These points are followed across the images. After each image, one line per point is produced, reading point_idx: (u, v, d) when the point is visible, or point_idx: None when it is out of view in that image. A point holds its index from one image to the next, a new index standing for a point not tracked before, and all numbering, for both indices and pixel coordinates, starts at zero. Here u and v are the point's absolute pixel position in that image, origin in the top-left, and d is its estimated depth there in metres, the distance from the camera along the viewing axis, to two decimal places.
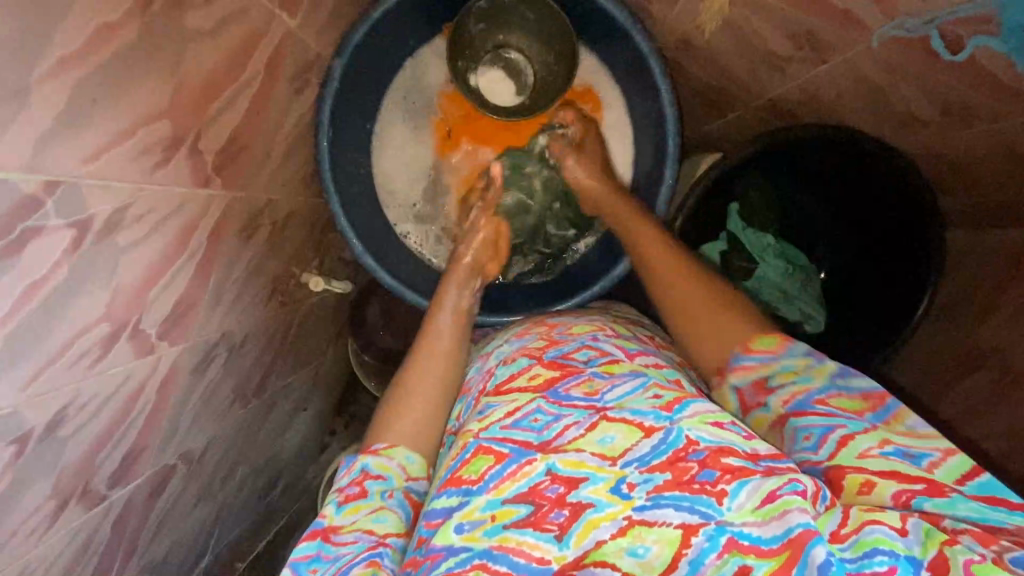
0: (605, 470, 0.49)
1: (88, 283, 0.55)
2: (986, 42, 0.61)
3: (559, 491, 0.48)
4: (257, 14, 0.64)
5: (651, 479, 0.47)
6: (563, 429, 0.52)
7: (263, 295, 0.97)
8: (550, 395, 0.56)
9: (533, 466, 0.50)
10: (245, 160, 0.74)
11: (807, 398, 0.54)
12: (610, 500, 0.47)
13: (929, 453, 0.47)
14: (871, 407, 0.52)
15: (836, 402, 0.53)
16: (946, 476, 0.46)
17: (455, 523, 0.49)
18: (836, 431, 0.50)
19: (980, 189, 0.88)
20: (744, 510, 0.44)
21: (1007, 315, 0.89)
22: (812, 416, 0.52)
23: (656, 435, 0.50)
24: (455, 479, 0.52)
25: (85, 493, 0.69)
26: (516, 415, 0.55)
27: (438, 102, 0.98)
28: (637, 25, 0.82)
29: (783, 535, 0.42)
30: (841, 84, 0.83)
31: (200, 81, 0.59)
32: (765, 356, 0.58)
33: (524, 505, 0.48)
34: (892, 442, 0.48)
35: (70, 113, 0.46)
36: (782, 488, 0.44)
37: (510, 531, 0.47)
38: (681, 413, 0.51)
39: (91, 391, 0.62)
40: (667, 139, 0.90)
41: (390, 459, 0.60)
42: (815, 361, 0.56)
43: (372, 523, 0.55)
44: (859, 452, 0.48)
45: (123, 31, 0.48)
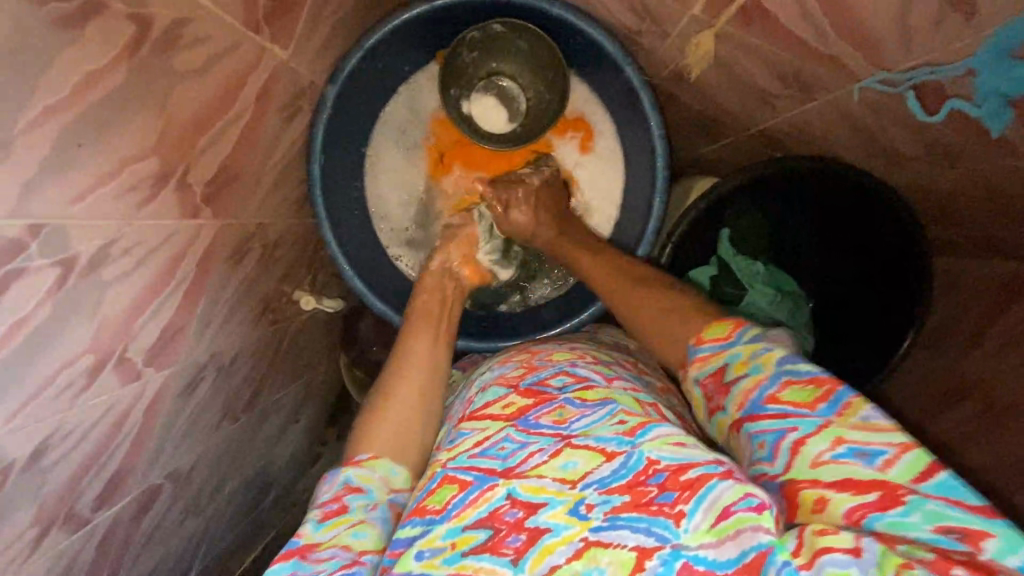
0: (565, 493, 0.48)
1: (71, 318, 0.55)
2: (961, 106, 0.64)
3: (518, 515, 0.48)
4: (249, 49, 0.65)
5: (609, 501, 0.47)
6: (526, 456, 0.52)
7: (254, 315, 0.98)
8: (520, 423, 0.55)
9: (494, 491, 0.49)
10: (236, 188, 0.75)
11: (759, 399, 0.50)
12: (567, 523, 0.46)
13: (883, 450, 0.44)
14: (823, 398, 0.47)
15: (787, 397, 0.49)
16: (901, 475, 0.42)
17: (416, 551, 0.49)
18: (787, 437, 0.47)
19: (968, 225, 0.88)
20: (700, 532, 0.44)
21: (998, 346, 0.89)
22: (764, 422, 0.49)
23: (617, 459, 0.49)
24: (420, 509, 0.52)
25: (68, 518, 0.70)
26: (484, 443, 0.54)
27: (431, 127, 0.99)
28: (628, 59, 0.83)
29: (738, 558, 0.42)
30: (829, 121, 0.83)
31: (190, 117, 0.60)
32: (715, 344, 0.58)
33: (483, 530, 0.47)
34: (844, 441, 0.45)
35: (55, 158, 0.46)
36: (736, 504, 0.44)
37: (466, 558, 0.46)
38: (644, 436, 0.51)
39: (76, 419, 0.62)
40: (658, 169, 0.90)
41: (371, 471, 0.60)
42: (762, 349, 0.53)
43: (350, 539, 0.54)
44: (810, 459, 0.45)
45: (110, 75, 0.48)
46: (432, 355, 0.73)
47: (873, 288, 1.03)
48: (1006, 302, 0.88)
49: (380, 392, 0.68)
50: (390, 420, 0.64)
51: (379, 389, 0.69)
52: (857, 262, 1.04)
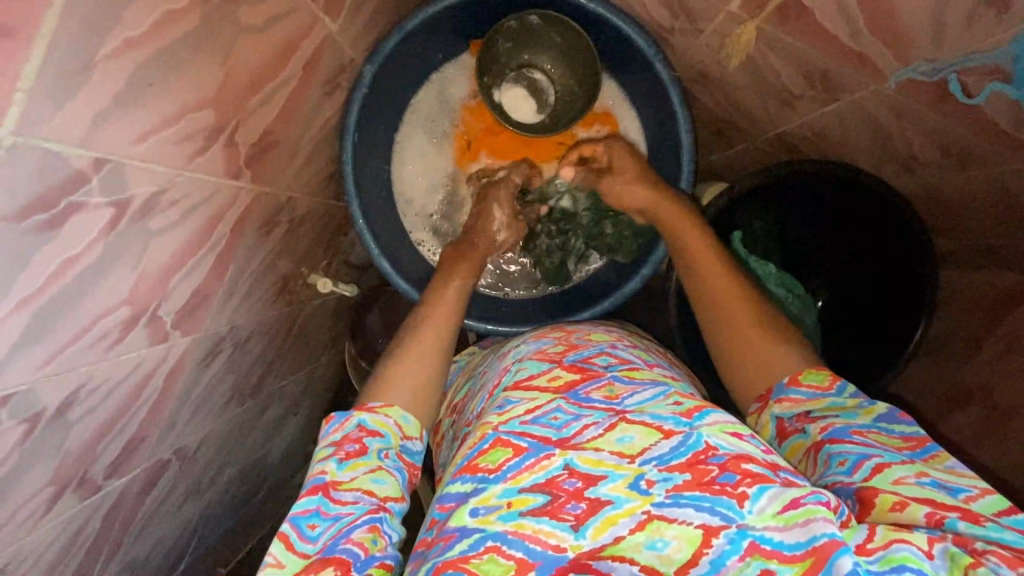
0: (623, 467, 0.48)
1: (118, 264, 0.55)
2: (1001, 88, 0.64)
3: (577, 485, 0.47)
4: (305, 15, 0.66)
5: (670, 478, 0.46)
6: (581, 428, 0.52)
7: (272, 293, 0.97)
8: (570, 396, 0.55)
9: (551, 460, 0.49)
10: (274, 155, 0.75)
11: (846, 427, 0.53)
12: (628, 496, 0.46)
13: (966, 488, 0.46)
14: (911, 447, 0.51)
15: (876, 437, 0.52)
16: (982, 508, 0.44)
17: (470, 507, 0.47)
18: (872, 458, 0.49)
19: (972, 233, 0.93)
20: (767, 514, 0.44)
21: (998, 349, 0.93)
22: (848, 444, 0.51)
23: (676, 437, 0.49)
24: (471, 466, 0.50)
25: (82, 482, 0.67)
26: (535, 412, 0.53)
27: (460, 115, 1.00)
28: (659, 55, 0.86)
29: (807, 543, 0.42)
30: (848, 125, 0.87)
31: (246, 75, 0.60)
32: (813, 390, 0.58)
33: (541, 495, 0.47)
34: (928, 474, 0.47)
35: (128, 92, 0.46)
36: (805, 497, 0.44)
37: (524, 518, 0.46)
38: (702, 420, 0.51)
39: (105, 373, 0.61)
40: (682, 166, 0.93)
41: (387, 417, 0.59)
42: (865, 401, 0.56)
43: (372, 484, 0.53)
44: (893, 479, 0.47)
45: (185, 18, 0.49)
46: (446, 319, 0.73)
47: (892, 290, 1.04)
48: (1007, 304, 0.91)
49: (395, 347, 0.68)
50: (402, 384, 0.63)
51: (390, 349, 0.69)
52: (875, 262, 1.06)
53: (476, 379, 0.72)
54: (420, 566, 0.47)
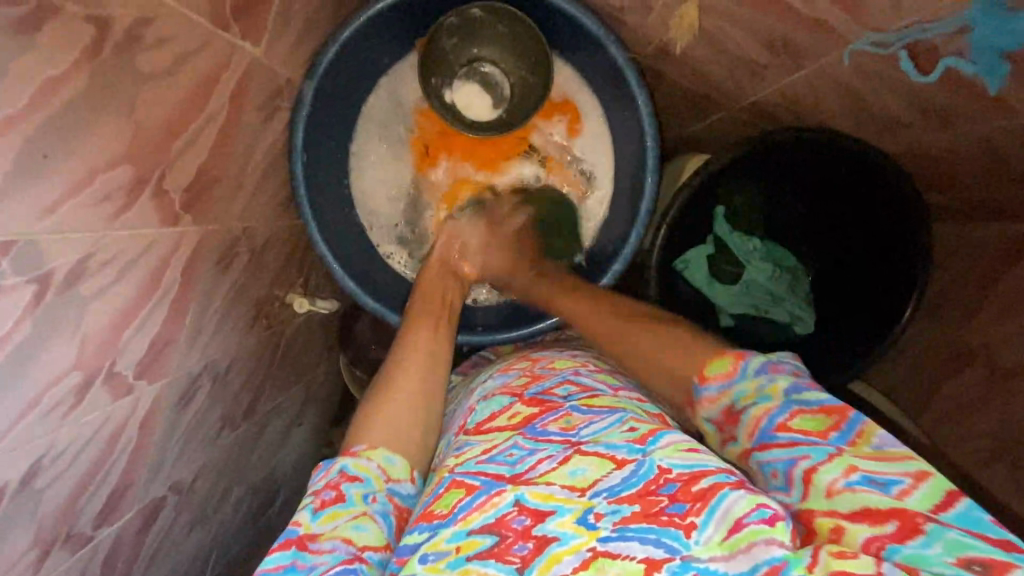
0: (573, 501, 0.47)
1: (53, 336, 0.54)
2: (956, 63, 0.64)
3: (525, 523, 0.46)
4: (219, 46, 0.62)
5: (619, 510, 0.46)
6: (535, 462, 0.50)
7: (247, 320, 0.95)
8: (527, 431, 0.54)
9: (501, 497, 0.48)
10: (217, 192, 0.73)
11: (770, 425, 0.49)
12: (575, 532, 0.45)
13: (898, 479, 0.43)
14: (834, 427, 0.47)
15: (798, 425, 0.48)
16: (918, 503, 0.41)
17: (420, 554, 0.47)
18: (799, 465, 0.46)
19: (967, 189, 0.86)
20: (712, 544, 0.43)
21: (997, 310, 0.88)
22: (775, 449, 0.48)
23: (628, 467, 0.48)
24: (426, 514, 0.50)
25: (69, 538, 0.69)
26: (492, 450, 0.53)
27: (415, 119, 0.97)
28: (612, 37, 0.81)
29: (749, 571, 0.41)
30: (821, 91, 0.82)
31: (161, 121, 0.58)
32: (719, 381, 0.55)
33: (489, 536, 0.46)
34: (858, 468, 0.44)
35: (19, 171, 0.45)
36: (748, 516, 0.42)
37: (471, 562, 0.45)
38: (656, 444, 0.50)
39: (67, 438, 0.61)
40: (648, 153, 0.89)
41: (369, 461, 0.57)
42: (767, 380, 0.52)
43: (352, 532, 0.52)
44: (826, 490, 0.44)
45: (70, 81, 0.47)
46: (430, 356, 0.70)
47: (886, 255, 0.98)
48: (1003, 267, 0.86)
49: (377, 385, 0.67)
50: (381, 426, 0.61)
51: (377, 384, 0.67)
52: (857, 234, 1.02)
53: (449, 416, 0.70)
54: None
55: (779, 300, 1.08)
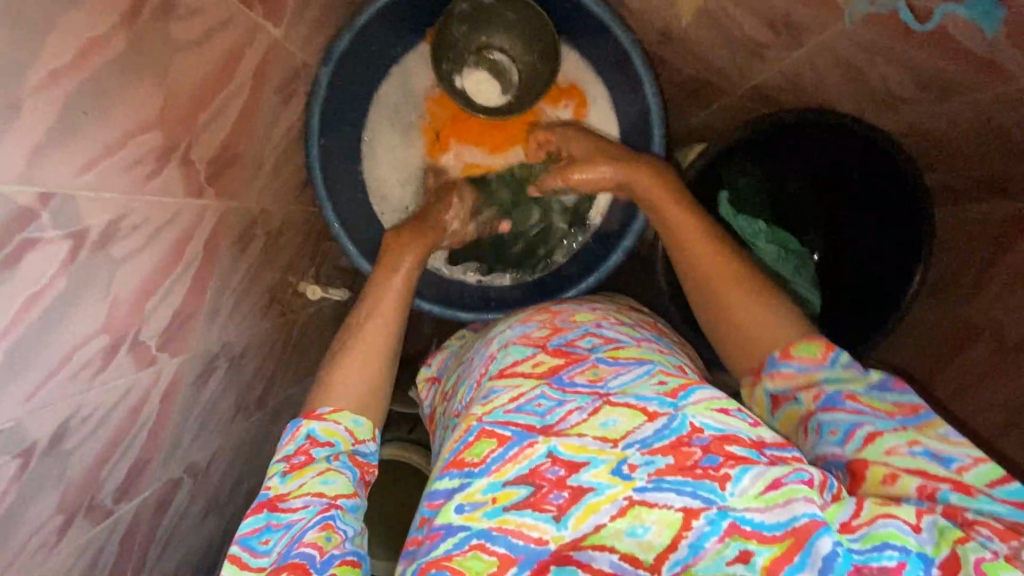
0: (606, 452, 0.47)
1: (85, 295, 0.55)
2: (953, 9, 0.64)
3: (559, 473, 0.46)
4: (244, 24, 0.65)
5: (653, 462, 0.46)
6: (565, 414, 0.50)
7: (263, 304, 0.96)
8: (554, 381, 0.53)
9: (534, 448, 0.48)
10: (237, 169, 0.75)
11: (839, 394, 0.50)
12: (610, 482, 0.45)
13: (960, 457, 0.45)
14: (903, 411, 0.49)
15: (867, 403, 0.49)
16: (975, 479, 0.43)
17: (455, 503, 0.47)
18: (863, 427, 0.47)
19: (966, 165, 0.89)
20: (748, 496, 0.43)
21: (1001, 285, 0.88)
22: (840, 412, 0.49)
23: (660, 420, 0.48)
24: (458, 461, 0.49)
25: (91, 509, 0.69)
26: (519, 399, 0.52)
27: (426, 106, 1.00)
28: (617, 20, 0.84)
29: (787, 523, 0.42)
30: (821, 68, 0.84)
31: (189, 92, 0.61)
32: (806, 364, 0.53)
33: (524, 486, 0.46)
34: (922, 442, 0.46)
35: (63, 124, 0.47)
36: (787, 476, 0.44)
37: (508, 512, 0.45)
38: (686, 400, 0.49)
39: (93, 402, 0.62)
40: (654, 136, 0.92)
41: (336, 424, 0.59)
42: (859, 371, 0.52)
43: (321, 486, 0.53)
44: (885, 449, 0.46)
45: (110, 42, 0.49)
46: (391, 310, 0.70)
47: (899, 243, 0.98)
48: (1002, 248, 0.88)
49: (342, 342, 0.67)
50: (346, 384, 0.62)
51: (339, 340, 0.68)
52: (868, 224, 1.04)
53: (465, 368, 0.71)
54: (409, 565, 0.47)
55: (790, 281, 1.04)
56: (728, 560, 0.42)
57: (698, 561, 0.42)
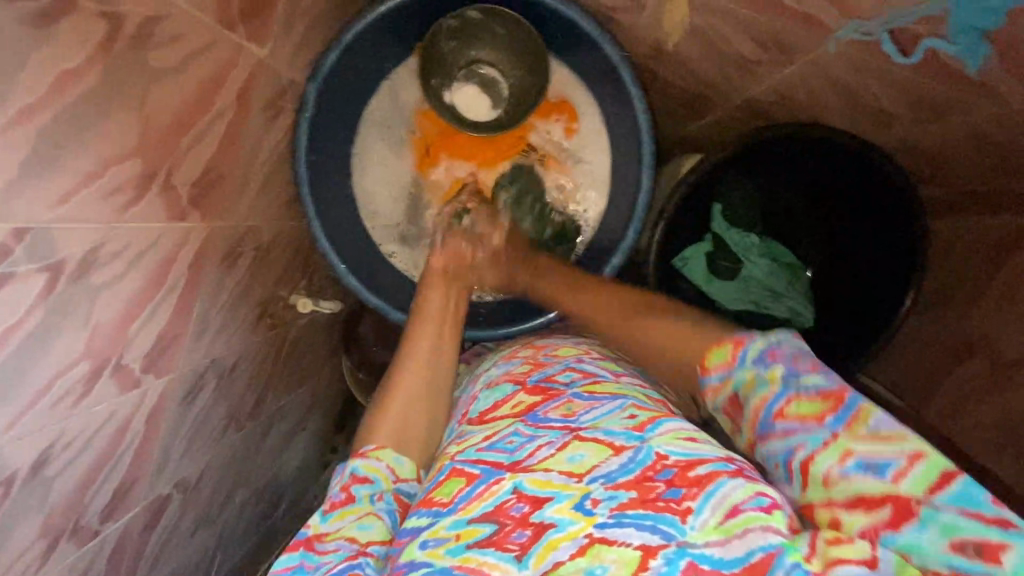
0: (570, 488, 0.45)
1: (64, 324, 0.55)
2: (936, 45, 0.65)
3: (523, 510, 0.44)
4: (226, 47, 0.65)
5: (616, 496, 0.43)
6: (534, 449, 0.48)
7: (253, 319, 0.95)
8: (528, 418, 0.52)
9: (500, 485, 0.46)
10: (222, 189, 0.74)
11: (767, 416, 0.47)
12: (572, 518, 0.43)
13: (893, 461, 0.41)
14: (831, 410, 0.45)
15: (795, 413, 0.46)
16: (913, 487, 0.40)
17: (420, 539, 0.46)
18: (796, 456, 0.45)
19: (958, 180, 0.88)
20: (708, 528, 0.41)
21: (1000, 295, 0.88)
22: (775, 440, 0.46)
23: (625, 453, 0.46)
24: (427, 500, 0.49)
25: (76, 530, 0.69)
26: (493, 437, 0.51)
27: (415, 121, 0.99)
28: (605, 35, 0.82)
29: (745, 558, 0.39)
30: (812, 85, 0.83)
31: (169, 116, 0.60)
32: (720, 371, 0.52)
33: (487, 525, 0.44)
34: (852, 453, 0.42)
35: (36, 158, 0.47)
36: (746, 503, 0.41)
37: (470, 551, 0.43)
38: (654, 431, 0.48)
39: (76, 428, 0.62)
40: (643, 148, 0.91)
41: (378, 461, 0.57)
42: (764, 366, 0.49)
43: (357, 531, 0.52)
44: (822, 479, 0.43)
45: (84, 74, 0.49)
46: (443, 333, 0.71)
47: (891, 250, 0.97)
48: (998, 262, 0.88)
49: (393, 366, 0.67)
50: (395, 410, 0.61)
51: (391, 365, 0.67)
52: (863, 232, 1.02)
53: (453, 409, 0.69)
54: None
55: (782, 296, 1.06)
56: None
57: None
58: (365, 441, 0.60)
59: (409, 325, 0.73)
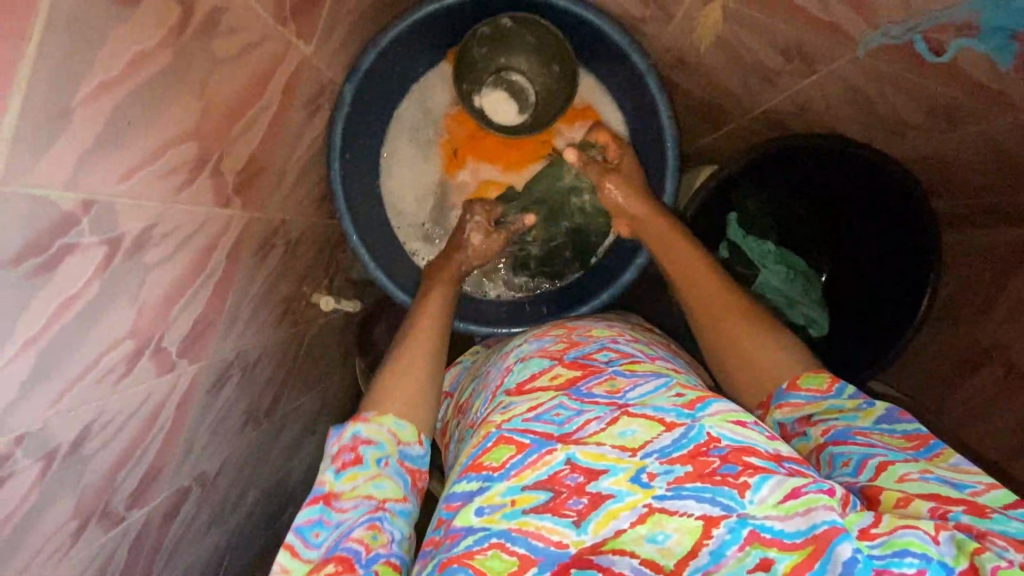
0: (624, 461, 0.45)
1: (116, 300, 0.56)
2: (967, 44, 0.65)
3: (579, 480, 0.45)
4: (278, 41, 0.67)
5: (672, 470, 0.44)
6: (583, 423, 0.49)
7: (277, 314, 0.96)
8: (573, 392, 0.53)
9: (552, 456, 0.46)
10: (262, 181, 0.76)
11: (848, 429, 0.51)
12: (630, 489, 0.44)
13: (972, 483, 0.44)
14: (914, 446, 0.49)
15: (879, 438, 0.50)
16: (990, 501, 0.43)
17: (475, 506, 0.45)
18: (875, 456, 0.48)
19: (971, 189, 0.90)
20: (767, 504, 0.41)
21: (1006, 314, 0.89)
22: (850, 444, 0.50)
23: (677, 429, 0.46)
24: (476, 465, 0.48)
25: (104, 514, 0.69)
26: (538, 409, 0.51)
27: (444, 124, 1.02)
28: (635, 46, 0.86)
29: (808, 531, 0.40)
30: (830, 95, 0.86)
31: (224, 104, 0.62)
32: (812, 394, 0.55)
33: (543, 491, 0.45)
34: (933, 471, 0.45)
35: (109, 133, 0.49)
36: (806, 486, 0.42)
37: (528, 515, 0.44)
38: (704, 411, 0.48)
39: (115, 407, 0.62)
40: (667, 156, 0.93)
41: (381, 426, 0.57)
42: (865, 403, 0.53)
43: (372, 489, 0.53)
44: (898, 477, 0.45)
45: (156, 56, 0.51)
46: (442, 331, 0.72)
47: (898, 248, 1.00)
48: (1007, 273, 0.90)
49: (392, 359, 0.67)
50: (402, 394, 0.62)
51: (390, 358, 0.68)
52: (871, 231, 1.05)
53: (480, 381, 0.71)
54: (427, 566, 0.45)
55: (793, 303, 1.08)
56: (749, 566, 0.40)
57: (719, 569, 0.41)
58: (367, 408, 0.61)
59: (408, 322, 0.74)
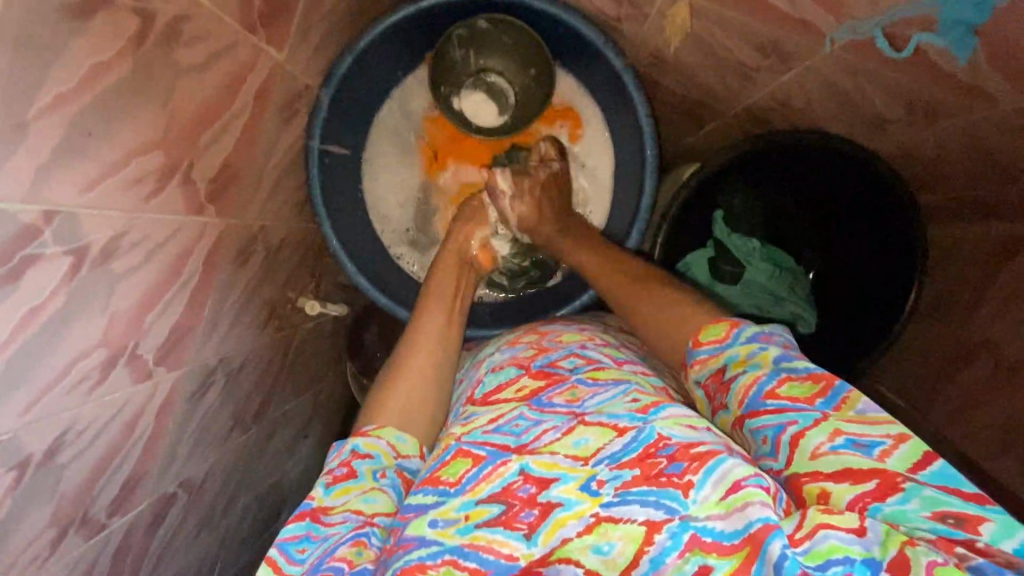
0: (576, 470, 0.45)
1: (85, 310, 0.57)
2: (928, 39, 0.66)
3: (530, 491, 0.45)
4: (247, 49, 0.68)
5: (620, 475, 0.44)
6: (540, 433, 0.49)
7: (261, 319, 0.96)
8: (533, 403, 0.53)
9: (506, 467, 0.47)
10: (237, 188, 0.76)
11: (758, 393, 0.48)
12: (579, 497, 0.43)
13: (880, 441, 0.42)
14: (820, 393, 0.46)
15: (786, 393, 0.47)
16: (898, 464, 0.41)
17: (430, 518, 0.46)
18: (787, 431, 0.45)
19: (955, 184, 0.89)
20: (709, 503, 0.41)
21: (994, 308, 0.88)
22: (764, 415, 0.47)
23: (629, 434, 0.47)
24: (432, 479, 0.49)
25: (84, 522, 0.70)
26: (498, 421, 0.52)
27: (424, 127, 1.02)
28: (610, 45, 0.85)
29: (744, 530, 0.39)
30: (809, 90, 0.86)
31: (190, 112, 0.63)
32: (713, 346, 0.55)
33: (496, 504, 0.45)
34: (842, 432, 0.43)
35: (68, 145, 0.49)
36: (746, 479, 0.41)
37: (480, 530, 0.44)
38: (657, 414, 0.48)
39: (89, 415, 0.63)
40: (647, 157, 0.93)
41: (378, 438, 0.58)
42: (759, 347, 0.52)
43: (362, 503, 0.52)
44: (810, 453, 0.43)
45: (115, 68, 0.51)
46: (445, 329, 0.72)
47: (884, 246, 1.00)
48: (993, 270, 0.89)
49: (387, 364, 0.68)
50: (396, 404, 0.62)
51: (390, 361, 0.68)
52: (855, 229, 1.05)
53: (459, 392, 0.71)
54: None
55: (782, 301, 1.07)
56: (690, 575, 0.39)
57: None
58: (366, 421, 0.61)
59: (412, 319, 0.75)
